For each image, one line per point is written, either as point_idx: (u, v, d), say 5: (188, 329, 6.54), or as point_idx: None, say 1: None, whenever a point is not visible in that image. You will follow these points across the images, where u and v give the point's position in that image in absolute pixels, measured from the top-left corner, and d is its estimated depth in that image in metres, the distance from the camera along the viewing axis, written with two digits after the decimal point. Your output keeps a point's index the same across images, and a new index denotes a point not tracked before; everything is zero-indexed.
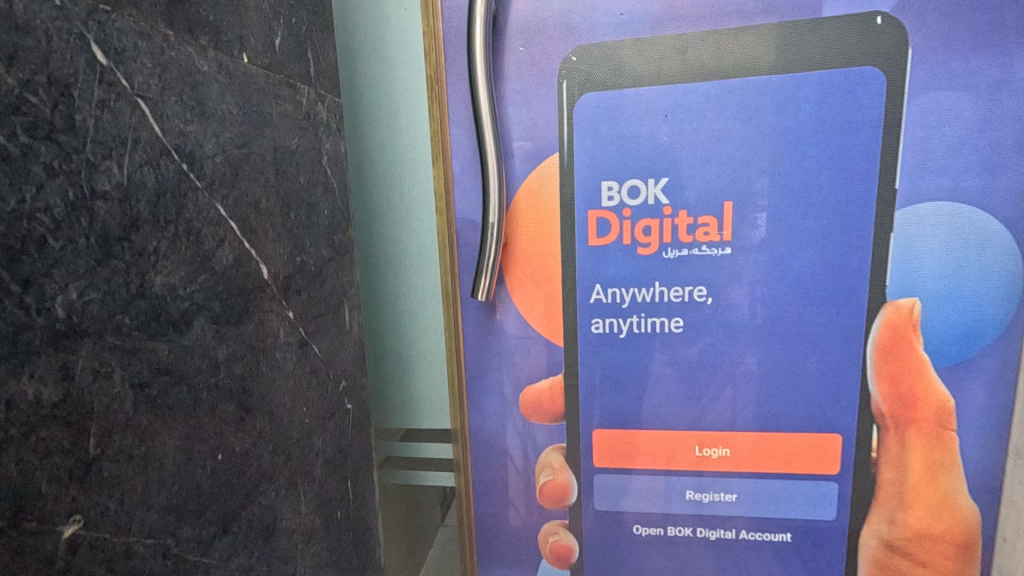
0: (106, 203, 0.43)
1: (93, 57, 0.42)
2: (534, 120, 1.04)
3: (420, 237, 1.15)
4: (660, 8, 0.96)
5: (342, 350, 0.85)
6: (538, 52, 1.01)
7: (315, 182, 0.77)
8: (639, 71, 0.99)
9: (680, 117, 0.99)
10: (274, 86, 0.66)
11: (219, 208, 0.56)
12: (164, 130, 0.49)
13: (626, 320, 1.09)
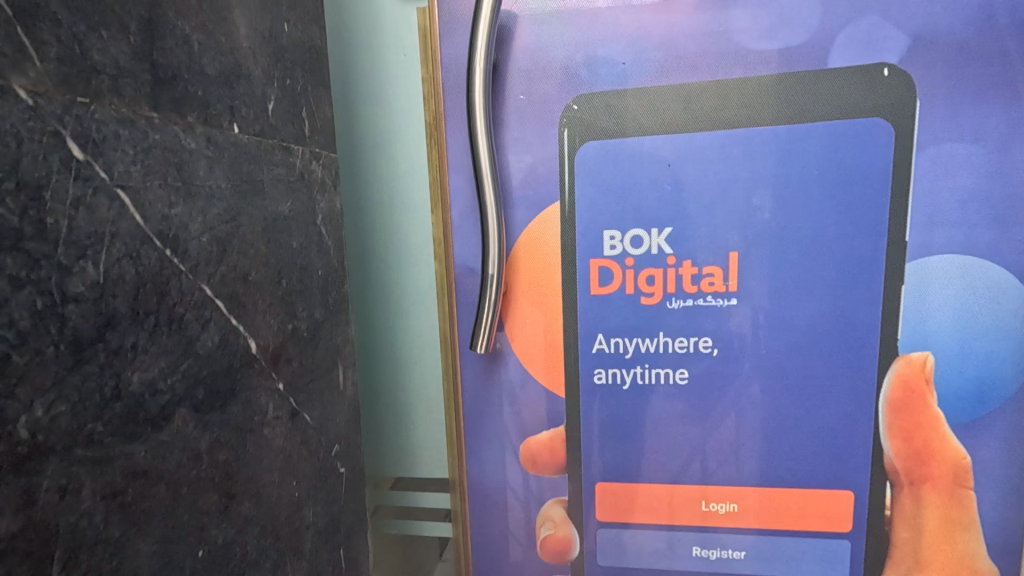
0: (78, 305, 0.42)
1: (68, 155, 0.40)
2: (535, 168, 1.02)
3: (418, 283, 1.13)
4: (663, 57, 0.94)
5: (335, 413, 0.81)
6: (539, 100, 0.99)
7: (309, 243, 0.74)
8: (642, 120, 0.97)
9: (683, 166, 0.97)
10: (266, 151, 0.64)
11: (205, 288, 0.54)
12: (146, 217, 0.47)
13: (629, 371, 1.05)
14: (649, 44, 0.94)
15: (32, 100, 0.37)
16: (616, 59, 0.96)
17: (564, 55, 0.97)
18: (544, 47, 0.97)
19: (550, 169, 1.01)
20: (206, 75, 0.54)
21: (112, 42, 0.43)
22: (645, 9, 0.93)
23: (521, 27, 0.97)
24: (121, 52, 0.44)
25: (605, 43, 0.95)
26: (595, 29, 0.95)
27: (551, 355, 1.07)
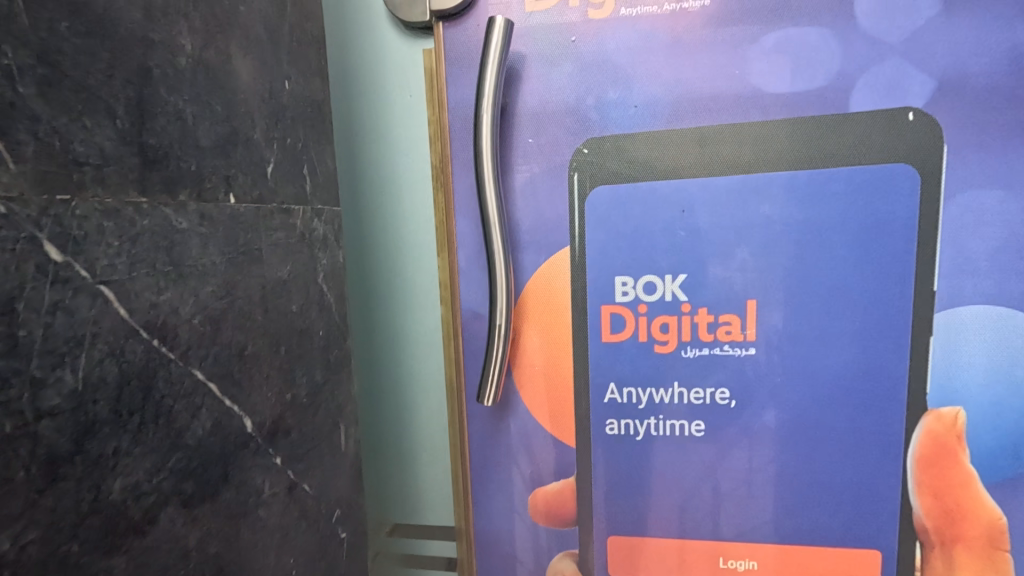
0: (53, 420, 0.42)
1: (45, 257, 0.41)
2: (543, 212, 0.98)
3: (423, 325, 1.09)
4: (676, 100, 0.91)
5: (336, 477, 0.77)
6: (548, 143, 0.96)
7: (310, 305, 0.71)
8: (656, 163, 0.93)
9: (698, 211, 0.93)
10: (263, 217, 0.62)
11: (196, 373, 0.53)
12: (132, 309, 0.47)
13: (643, 422, 1.01)
14: (661, 86, 0.91)
15: (5, 206, 0.38)
16: (627, 102, 0.92)
17: (574, 97, 0.94)
18: (553, 89, 0.94)
19: (559, 213, 0.97)
20: (199, 148, 0.53)
21: (97, 131, 0.44)
22: (657, 51, 0.90)
23: (529, 69, 0.94)
24: (107, 140, 0.45)
25: (616, 86, 0.92)
26: (605, 72, 0.92)
27: (559, 404, 1.03)
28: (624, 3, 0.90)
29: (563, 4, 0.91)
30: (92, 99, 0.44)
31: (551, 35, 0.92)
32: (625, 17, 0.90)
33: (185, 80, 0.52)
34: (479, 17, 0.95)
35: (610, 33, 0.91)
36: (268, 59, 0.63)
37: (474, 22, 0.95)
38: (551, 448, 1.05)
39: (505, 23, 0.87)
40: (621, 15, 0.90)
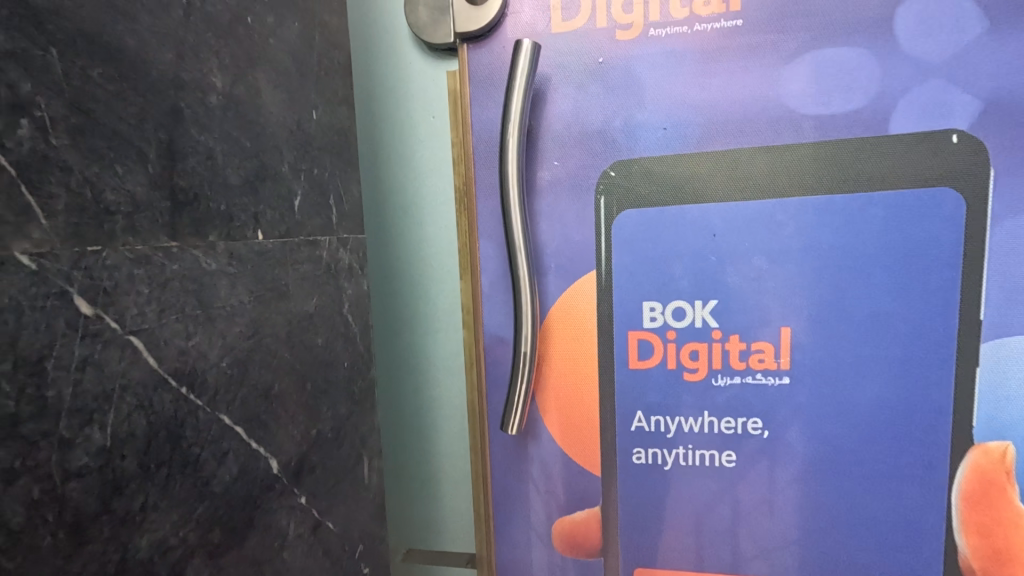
0: (81, 480, 0.41)
1: (76, 312, 0.40)
2: (569, 235, 0.95)
3: (445, 348, 1.07)
4: (707, 121, 0.88)
5: (360, 511, 0.75)
6: (574, 166, 0.94)
7: (335, 337, 0.70)
8: (686, 186, 0.90)
9: (729, 236, 0.90)
10: (289, 250, 0.60)
11: (224, 417, 0.52)
12: (161, 357, 0.46)
13: (671, 451, 0.97)
14: (692, 108, 0.88)
15: (36, 262, 0.38)
16: (656, 124, 0.90)
17: (601, 119, 0.91)
18: (580, 110, 0.92)
19: (585, 236, 0.95)
20: (226, 185, 0.52)
21: (128, 177, 0.43)
22: (687, 72, 0.88)
23: (555, 90, 0.92)
24: (138, 186, 0.44)
25: (645, 107, 0.90)
26: (633, 93, 0.90)
27: (585, 433, 1.00)
28: (653, 23, 0.87)
29: (590, 25, 0.89)
30: (122, 144, 0.43)
31: (578, 57, 0.91)
32: (654, 37, 0.88)
33: (214, 118, 0.51)
34: (504, 38, 0.93)
35: (639, 53, 0.89)
36: (296, 90, 0.62)
37: (499, 44, 0.94)
38: (576, 477, 1.01)
39: (532, 46, 0.85)
40: (650, 36, 0.88)
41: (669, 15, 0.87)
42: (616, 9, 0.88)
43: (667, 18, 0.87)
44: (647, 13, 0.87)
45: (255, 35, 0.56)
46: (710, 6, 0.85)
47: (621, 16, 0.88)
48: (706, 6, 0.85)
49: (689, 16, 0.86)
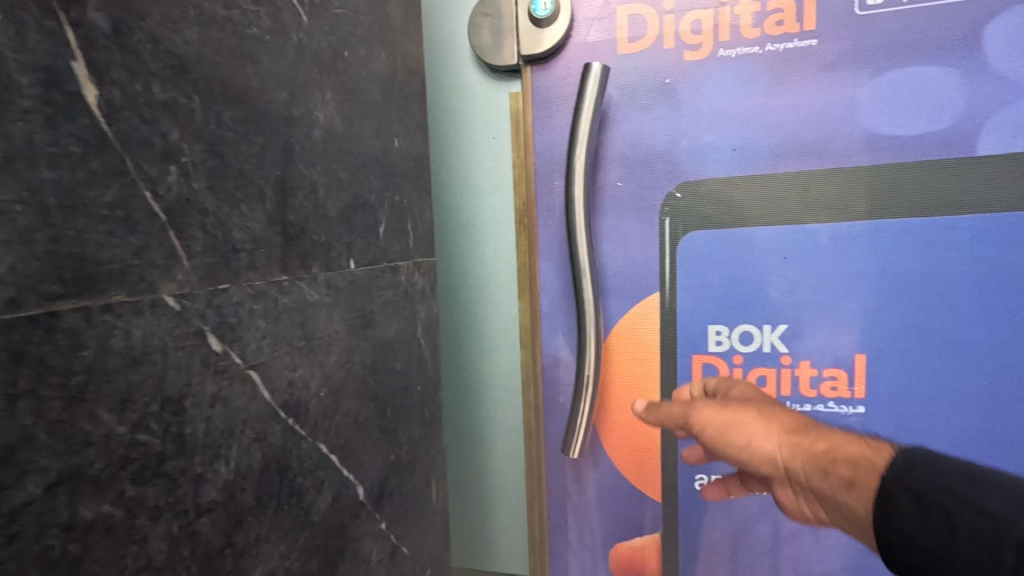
0: (210, 515, 0.37)
1: (209, 351, 0.37)
2: (630, 256, 0.92)
3: (502, 371, 1.03)
4: (776, 143, 0.84)
5: (428, 534, 0.75)
6: (638, 188, 0.91)
7: (411, 360, 0.70)
8: (754, 208, 0.86)
9: (799, 262, 0.85)
10: (373, 277, 0.61)
11: (321, 446, 0.50)
12: (273, 391, 0.43)
13: (732, 477, 0.89)
14: (761, 129, 0.84)
15: (178, 304, 0.35)
16: (724, 144, 0.86)
17: (667, 140, 0.88)
18: (645, 131, 0.89)
19: (647, 256, 0.91)
20: (327, 217, 0.51)
21: (251, 216, 0.41)
22: (757, 92, 0.84)
23: (621, 111, 0.90)
24: (258, 225, 0.42)
25: (712, 129, 0.86)
26: (701, 114, 0.87)
27: (644, 459, 0.93)
28: (722, 43, 0.84)
29: (657, 47, 0.87)
30: (248, 186, 0.41)
31: (643, 78, 0.88)
32: (723, 58, 0.85)
33: (318, 151, 0.50)
34: (570, 60, 0.92)
35: (707, 74, 0.86)
36: (378, 119, 0.62)
37: (563, 66, 0.92)
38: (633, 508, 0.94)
39: (602, 70, 0.85)
40: (718, 56, 0.85)
41: (740, 35, 0.84)
42: (683, 30, 0.86)
43: (738, 38, 0.84)
44: (716, 34, 0.84)
45: (350, 68, 0.56)
46: (782, 25, 0.82)
47: (690, 37, 0.86)
48: (778, 25, 0.82)
49: (761, 36, 0.83)
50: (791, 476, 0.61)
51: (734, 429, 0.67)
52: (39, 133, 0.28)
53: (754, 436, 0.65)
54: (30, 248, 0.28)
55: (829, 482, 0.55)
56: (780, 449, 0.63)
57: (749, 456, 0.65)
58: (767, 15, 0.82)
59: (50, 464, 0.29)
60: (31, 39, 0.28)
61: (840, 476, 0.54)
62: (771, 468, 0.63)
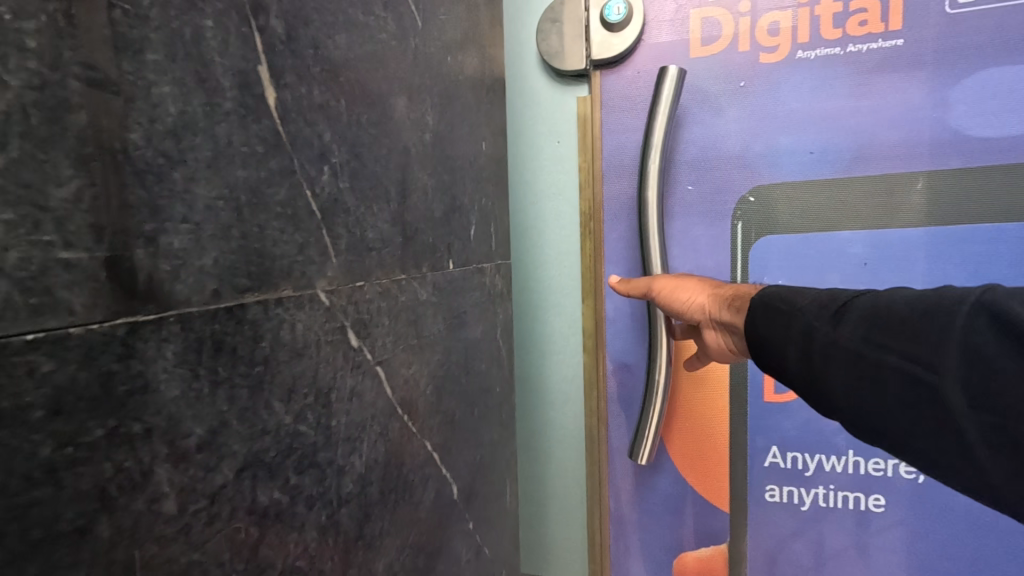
0: (348, 505, 0.38)
1: (348, 345, 0.38)
2: (697, 261, 0.65)
3: (562, 422, 0.76)
4: (860, 149, 0.59)
5: (505, 544, 0.71)
6: (710, 195, 0.64)
7: (492, 361, 0.67)
8: (837, 213, 0.60)
9: (894, 274, 0.59)
10: (466, 278, 0.61)
11: (427, 443, 0.51)
12: (394, 387, 0.44)
13: (807, 490, 0.64)
14: (848, 135, 0.59)
15: (329, 298, 0.35)
16: (800, 146, 0.61)
17: (737, 145, 0.63)
18: (714, 136, 0.64)
19: (720, 262, 0.64)
20: (431, 217, 0.51)
21: (380, 216, 0.42)
22: (843, 99, 0.59)
23: (687, 113, 0.65)
24: (385, 225, 0.43)
25: (790, 130, 0.61)
26: (775, 114, 0.61)
27: (709, 465, 0.67)
28: (800, 44, 0.60)
29: (727, 49, 0.62)
30: (378, 187, 0.42)
31: (710, 79, 0.63)
32: (802, 62, 0.60)
33: (429, 155, 0.51)
34: (636, 61, 0.67)
35: (784, 80, 0.61)
36: (471, 123, 0.62)
37: (632, 70, 0.68)
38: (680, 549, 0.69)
39: (679, 73, 0.61)
40: (795, 60, 0.60)
41: (821, 33, 0.59)
42: (759, 28, 0.61)
43: (820, 39, 0.59)
44: (794, 28, 0.60)
45: (451, 75, 0.56)
46: (867, 26, 0.58)
47: (765, 34, 0.61)
48: (860, 26, 0.58)
49: (842, 37, 0.58)
50: (719, 319, 0.46)
51: (672, 288, 0.50)
52: (234, 132, 0.27)
53: (690, 285, 0.50)
54: (226, 242, 0.27)
55: (731, 313, 0.45)
56: (706, 292, 0.48)
57: (677, 304, 0.49)
58: (848, 12, 0.58)
59: (238, 450, 0.28)
60: (231, 41, 0.27)
61: (737, 306, 0.44)
62: (698, 317, 0.48)
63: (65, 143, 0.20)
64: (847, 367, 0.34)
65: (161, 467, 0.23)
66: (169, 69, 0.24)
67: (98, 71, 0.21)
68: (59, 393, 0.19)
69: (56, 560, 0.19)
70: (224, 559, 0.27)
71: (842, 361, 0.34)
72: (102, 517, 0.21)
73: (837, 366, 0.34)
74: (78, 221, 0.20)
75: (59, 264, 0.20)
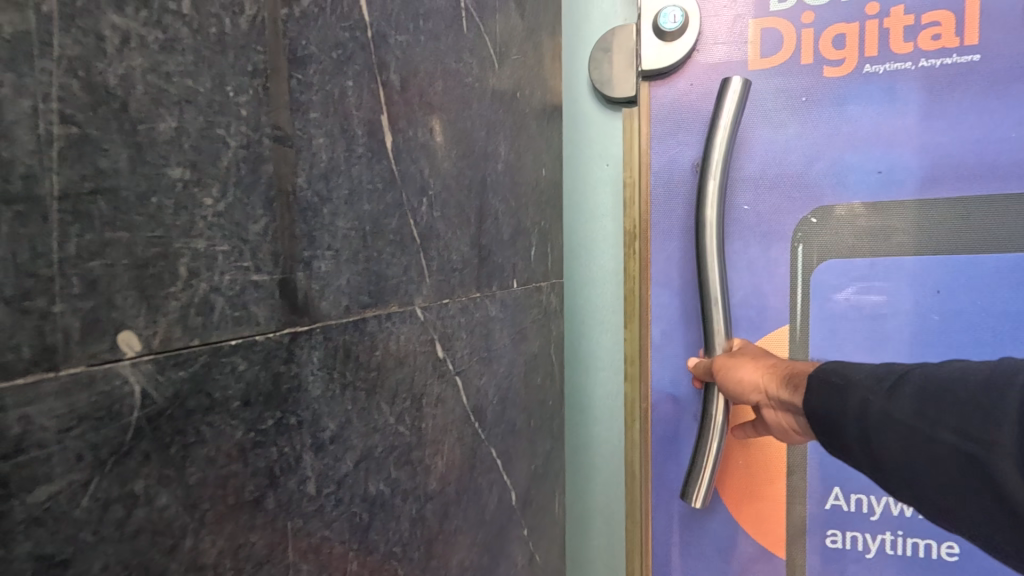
0: (432, 502, 0.41)
1: (436, 356, 0.42)
2: (754, 285, 0.62)
3: (605, 444, 0.74)
4: (930, 167, 0.56)
5: (555, 555, 0.71)
6: (771, 213, 0.61)
7: (547, 376, 0.68)
8: (911, 236, 0.57)
9: (968, 299, 0.56)
10: (527, 296, 0.61)
11: (492, 449, 0.53)
12: (468, 396, 0.48)
13: (874, 536, 0.60)
14: (919, 153, 0.56)
15: (423, 314, 0.39)
16: (866, 166, 0.58)
17: (797, 162, 0.60)
18: (774, 151, 0.61)
19: (777, 285, 0.61)
20: (502, 239, 0.55)
21: (462, 240, 0.46)
22: (915, 116, 0.56)
23: (747, 128, 0.62)
24: (466, 247, 0.47)
25: (855, 148, 0.58)
26: (840, 130, 0.59)
27: (765, 514, 0.63)
28: (868, 57, 0.57)
29: (791, 61, 0.60)
30: (461, 214, 0.46)
31: (772, 93, 0.61)
32: (869, 78, 0.57)
33: (500, 183, 0.55)
34: (692, 75, 0.64)
35: (851, 96, 0.58)
36: (534, 150, 0.64)
37: (685, 83, 0.65)
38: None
39: (743, 85, 0.58)
40: (862, 74, 0.58)
41: (890, 46, 0.57)
42: (823, 41, 0.58)
43: (888, 53, 0.57)
44: (862, 40, 0.57)
45: (520, 107, 0.60)
46: (940, 40, 0.55)
47: (830, 46, 0.58)
48: (932, 40, 0.55)
49: (913, 51, 0.56)
50: (778, 396, 0.46)
51: (728, 367, 0.52)
52: (364, 172, 0.32)
53: (746, 363, 0.51)
54: (355, 265, 0.31)
55: (786, 390, 0.45)
56: (763, 371, 0.49)
57: (736, 385, 0.51)
58: (920, 25, 0.55)
59: (356, 445, 0.32)
60: (364, 96, 0.32)
61: (791, 383, 0.45)
62: (757, 396, 0.49)
63: (259, 189, 0.25)
64: (899, 439, 0.33)
65: (307, 455, 0.28)
66: (324, 125, 0.29)
67: (281, 130, 0.26)
68: (248, 388, 0.24)
69: (243, 524, 0.24)
70: (345, 537, 0.31)
71: (895, 435, 0.33)
72: (270, 492, 0.25)
73: (890, 439, 0.33)
74: (264, 251, 0.25)
75: (252, 284, 0.24)
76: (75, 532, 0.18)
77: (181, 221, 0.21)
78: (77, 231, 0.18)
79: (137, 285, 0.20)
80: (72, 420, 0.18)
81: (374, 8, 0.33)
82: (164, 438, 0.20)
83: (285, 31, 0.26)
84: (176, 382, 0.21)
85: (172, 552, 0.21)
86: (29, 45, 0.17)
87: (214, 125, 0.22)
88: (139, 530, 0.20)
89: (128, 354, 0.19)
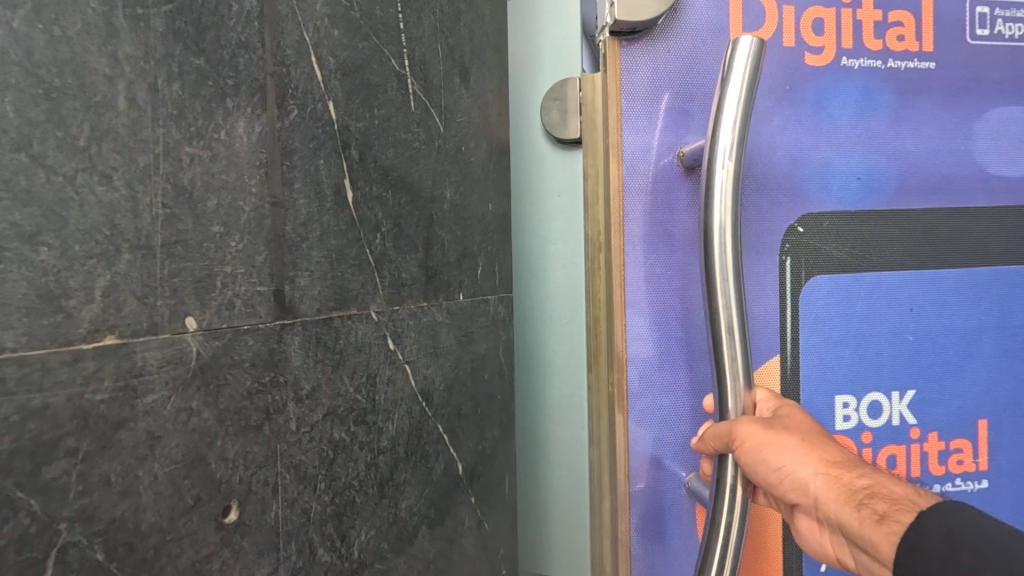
0: (383, 455, 0.53)
1: (387, 348, 0.53)
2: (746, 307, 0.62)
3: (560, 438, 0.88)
4: (903, 175, 0.64)
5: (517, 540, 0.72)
6: (756, 221, 0.62)
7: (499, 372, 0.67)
8: (889, 253, 0.63)
9: (931, 317, 0.64)
10: (472, 308, 0.63)
11: (439, 424, 0.59)
12: (416, 383, 0.56)
13: None
14: (889, 159, 0.63)
15: (378, 316, 0.52)
16: (849, 171, 0.63)
17: (784, 161, 0.62)
18: (763, 146, 0.61)
19: (768, 307, 0.62)
20: (448, 262, 0.60)
21: (408, 263, 0.55)
22: (888, 117, 0.63)
23: None
24: (414, 270, 0.56)
25: (837, 151, 0.62)
26: (818, 125, 0.62)
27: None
28: (846, 48, 0.62)
29: (776, 40, 0.61)
30: (411, 244, 0.55)
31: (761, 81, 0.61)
32: (847, 70, 0.62)
33: (448, 220, 0.60)
34: (676, 44, 0.62)
35: (834, 84, 0.62)
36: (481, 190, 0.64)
37: (666, 51, 0.62)
38: None
39: (756, 49, 0.46)
40: (841, 65, 0.62)
41: (865, 41, 0.62)
42: (805, 27, 0.61)
43: (862, 47, 0.62)
44: (839, 31, 0.62)
45: (465, 159, 0.62)
46: (904, 39, 0.63)
47: (811, 32, 0.61)
48: (898, 40, 0.63)
49: (883, 48, 0.62)
50: (845, 520, 0.40)
51: (771, 448, 0.43)
52: (333, 219, 0.47)
53: (792, 448, 0.43)
54: (325, 282, 0.47)
55: (857, 516, 0.39)
56: (819, 470, 0.42)
57: (779, 478, 0.42)
58: (887, 22, 0.62)
59: (325, 403, 0.47)
60: (333, 169, 0.47)
61: (873, 511, 0.39)
62: (802, 499, 0.42)
63: (262, 234, 0.42)
64: None
65: (289, 404, 0.44)
66: (304, 191, 0.44)
67: (277, 199, 0.43)
68: (254, 355, 0.41)
69: (249, 438, 0.41)
70: (316, 464, 0.46)
71: None
72: (266, 423, 0.42)
73: None
74: (264, 271, 0.42)
75: (258, 292, 0.41)
76: (164, 420, 0.37)
77: (217, 253, 0.39)
78: (167, 262, 0.37)
79: (194, 286, 0.38)
80: (163, 364, 0.37)
81: (340, 109, 0.48)
82: (207, 378, 0.39)
83: (279, 136, 0.43)
84: (214, 347, 0.39)
85: (211, 446, 0.39)
86: (150, 170, 0.36)
87: (238, 201, 0.41)
88: (194, 428, 0.38)
89: (189, 330, 0.38)
